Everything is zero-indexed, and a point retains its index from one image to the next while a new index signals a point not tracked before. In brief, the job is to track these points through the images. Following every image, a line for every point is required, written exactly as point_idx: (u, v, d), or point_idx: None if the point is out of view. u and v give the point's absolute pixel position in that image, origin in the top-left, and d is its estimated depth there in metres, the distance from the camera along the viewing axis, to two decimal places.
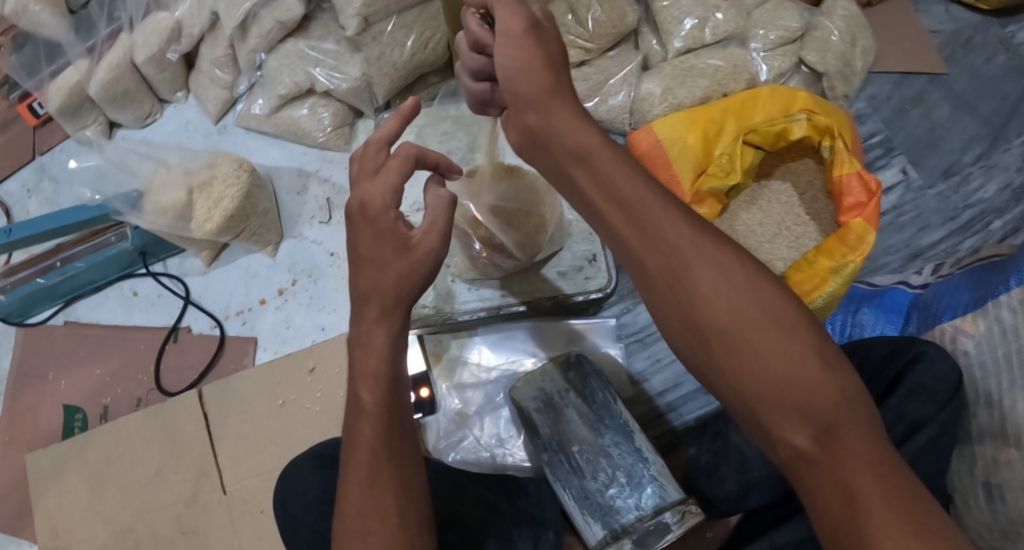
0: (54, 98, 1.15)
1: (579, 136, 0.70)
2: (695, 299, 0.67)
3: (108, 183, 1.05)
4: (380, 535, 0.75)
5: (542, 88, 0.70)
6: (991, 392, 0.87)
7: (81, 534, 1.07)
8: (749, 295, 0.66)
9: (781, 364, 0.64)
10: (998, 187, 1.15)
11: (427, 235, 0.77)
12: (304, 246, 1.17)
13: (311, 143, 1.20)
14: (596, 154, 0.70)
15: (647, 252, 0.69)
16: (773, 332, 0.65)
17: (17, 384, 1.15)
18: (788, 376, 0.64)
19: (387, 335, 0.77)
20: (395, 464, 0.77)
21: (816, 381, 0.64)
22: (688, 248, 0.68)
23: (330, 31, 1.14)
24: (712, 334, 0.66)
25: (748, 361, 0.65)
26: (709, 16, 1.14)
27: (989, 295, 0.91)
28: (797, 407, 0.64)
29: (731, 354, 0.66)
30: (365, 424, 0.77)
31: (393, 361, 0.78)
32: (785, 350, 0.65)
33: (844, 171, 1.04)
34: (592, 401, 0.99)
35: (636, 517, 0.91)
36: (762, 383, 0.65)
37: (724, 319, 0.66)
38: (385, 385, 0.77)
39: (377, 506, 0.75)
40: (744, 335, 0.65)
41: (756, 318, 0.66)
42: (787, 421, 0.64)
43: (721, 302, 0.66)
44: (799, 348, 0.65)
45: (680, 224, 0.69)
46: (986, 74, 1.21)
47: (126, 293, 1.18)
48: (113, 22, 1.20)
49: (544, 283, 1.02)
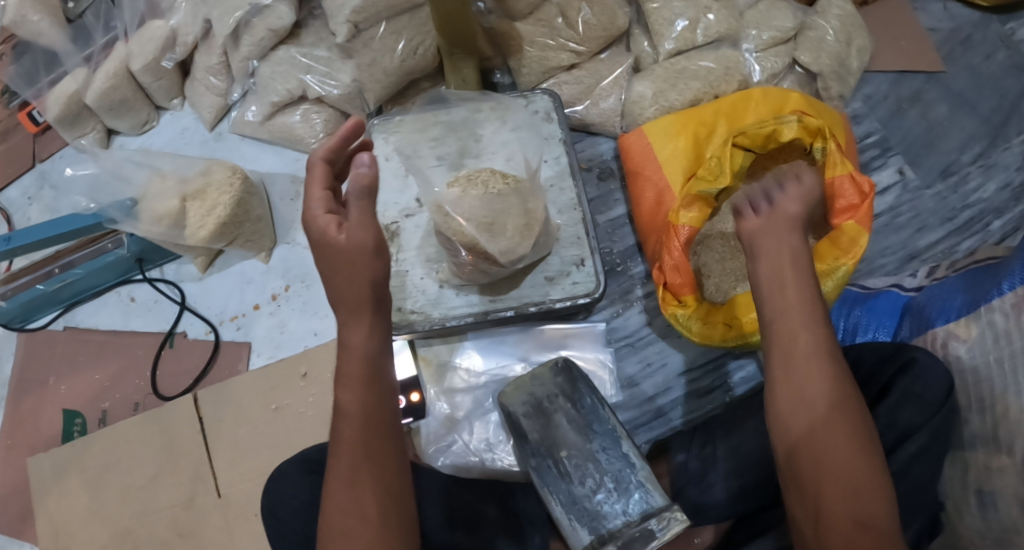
0: (52, 107, 1.17)
1: (782, 231, 0.80)
2: (803, 371, 0.74)
3: (103, 192, 1.07)
4: (361, 535, 0.76)
5: (790, 218, 0.82)
6: (983, 396, 0.85)
7: (80, 536, 1.09)
8: (847, 391, 0.74)
9: (845, 448, 0.72)
10: (997, 186, 1.13)
11: (353, 231, 0.78)
12: (298, 251, 1.19)
13: (304, 149, 1.21)
14: (784, 243, 0.80)
15: (789, 324, 0.76)
16: (853, 424, 0.73)
17: (19, 389, 1.17)
18: (851, 464, 0.72)
19: (361, 335, 0.79)
20: (375, 465, 0.78)
21: (868, 474, 0.71)
22: (823, 337, 0.76)
23: (322, 38, 1.16)
24: (805, 404, 0.74)
25: (823, 437, 0.73)
26: (701, 17, 1.13)
27: (983, 298, 0.89)
28: (846, 486, 0.71)
29: (816, 428, 0.73)
30: (346, 424, 0.78)
31: (373, 359, 0.79)
32: (823, 386, 0.74)
33: (836, 173, 1.01)
34: (581, 406, 0.99)
35: (623, 523, 0.90)
36: (832, 459, 0.72)
37: (818, 397, 0.74)
38: (363, 386, 0.78)
39: (358, 508, 0.76)
40: (796, 373, 0.75)
41: (844, 410, 0.73)
42: (835, 495, 0.71)
43: (826, 383, 0.74)
44: (866, 446, 0.72)
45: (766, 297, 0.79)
46: (985, 71, 1.19)
47: (124, 299, 1.20)
48: (110, 31, 1.22)
49: (533, 288, 1.02)
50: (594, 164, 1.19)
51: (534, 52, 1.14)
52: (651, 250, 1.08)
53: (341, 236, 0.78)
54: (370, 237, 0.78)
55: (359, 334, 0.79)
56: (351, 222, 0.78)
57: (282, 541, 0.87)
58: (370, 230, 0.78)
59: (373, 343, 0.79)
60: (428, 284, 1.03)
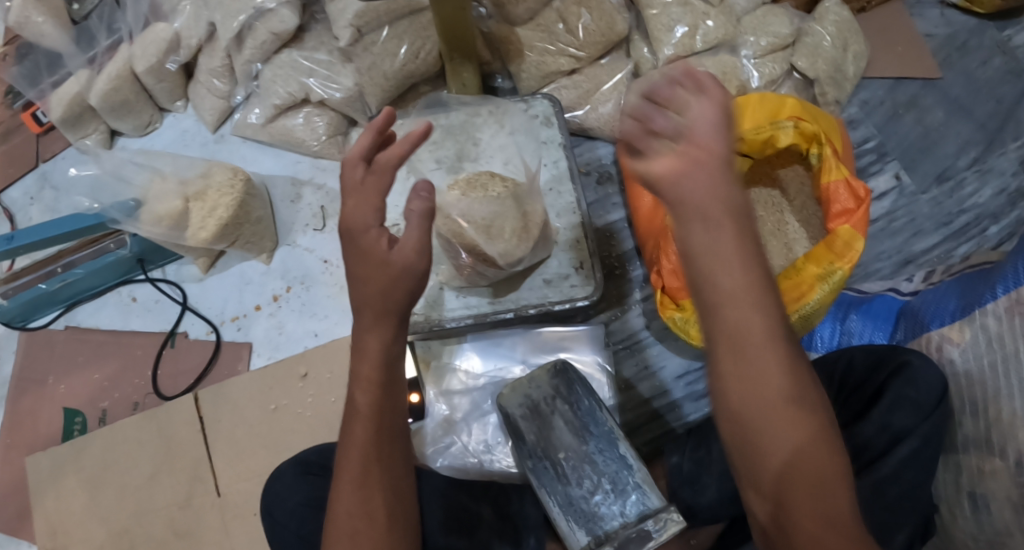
0: (55, 108, 1.18)
1: (715, 176, 0.63)
2: (753, 358, 0.65)
3: (105, 192, 1.08)
4: (368, 535, 0.77)
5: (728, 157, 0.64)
6: (976, 400, 0.86)
7: (78, 536, 1.09)
8: (804, 375, 0.66)
9: (788, 414, 0.65)
10: (992, 192, 1.14)
11: (405, 251, 0.75)
12: (298, 253, 1.19)
13: (305, 151, 1.22)
14: (723, 199, 0.63)
15: (741, 318, 0.64)
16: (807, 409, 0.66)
17: (18, 388, 1.17)
18: (812, 457, 0.66)
19: (382, 340, 0.76)
20: (386, 467, 0.78)
21: (833, 463, 0.66)
22: (777, 320, 0.65)
23: (323, 42, 1.17)
24: (744, 377, 0.65)
25: (786, 431, 0.65)
26: (699, 23, 1.14)
27: (975, 303, 0.90)
28: (816, 486, 0.65)
29: (774, 421, 0.65)
30: (359, 425, 0.77)
31: (390, 364, 0.78)
32: (770, 372, 0.65)
33: (832, 178, 1.03)
34: (578, 408, 0.99)
35: (620, 524, 0.91)
36: (795, 452, 0.65)
37: (776, 385, 0.65)
38: (380, 388, 0.77)
39: (365, 506, 0.77)
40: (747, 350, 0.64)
41: (802, 400, 0.66)
42: (806, 497, 0.65)
43: (781, 368, 0.65)
44: (824, 433, 0.66)
45: (726, 256, 0.63)
46: (982, 77, 1.20)
47: (124, 298, 1.20)
48: (113, 33, 1.23)
49: (532, 290, 1.02)
50: (592, 168, 1.20)
51: (534, 57, 1.15)
52: (649, 254, 1.09)
53: (392, 252, 0.75)
54: (422, 261, 0.76)
55: (379, 340, 0.76)
56: (406, 241, 0.76)
57: (282, 539, 0.88)
58: (423, 257, 0.76)
59: (395, 348, 0.78)
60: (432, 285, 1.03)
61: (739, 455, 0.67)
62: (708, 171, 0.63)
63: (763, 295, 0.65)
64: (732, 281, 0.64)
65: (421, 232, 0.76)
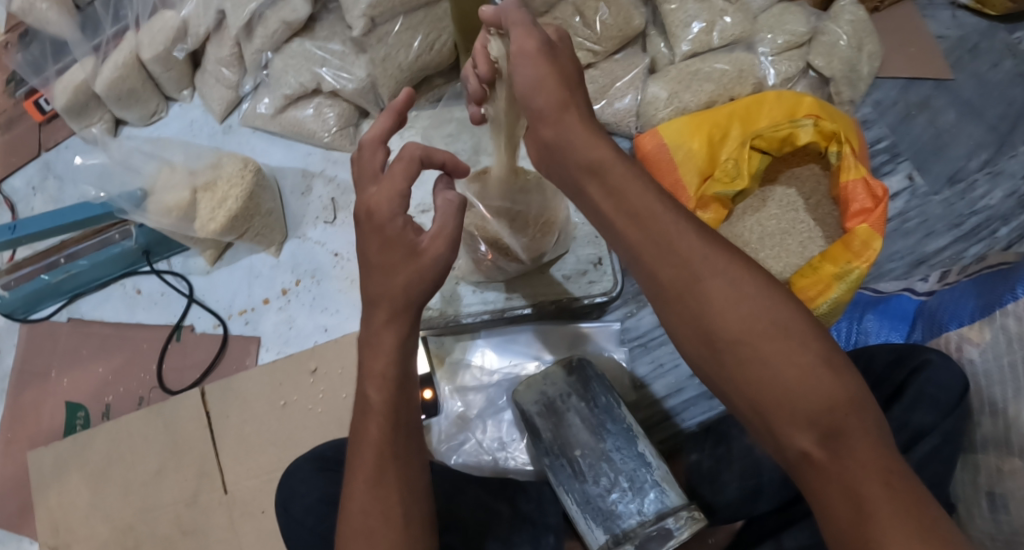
0: (60, 96, 1.15)
1: (573, 139, 0.73)
2: (694, 305, 0.69)
3: (113, 181, 1.05)
4: (383, 534, 0.73)
5: (556, 103, 0.73)
6: (995, 400, 0.86)
7: (81, 533, 1.07)
8: (762, 306, 0.67)
9: (760, 354, 0.66)
10: (1003, 194, 1.15)
11: (437, 243, 0.75)
12: (309, 246, 1.17)
13: (316, 143, 1.20)
14: (603, 161, 0.73)
15: (669, 272, 0.70)
16: (775, 341, 0.67)
17: (20, 381, 1.15)
18: (804, 393, 0.65)
19: (397, 335, 0.75)
20: (401, 464, 0.75)
21: (823, 388, 0.65)
22: (709, 261, 0.69)
23: (336, 32, 1.14)
24: (702, 329, 0.69)
25: (758, 368, 0.67)
26: (717, 20, 1.13)
27: (996, 303, 0.91)
28: (806, 415, 0.65)
29: (749, 363, 0.67)
30: (374, 423, 0.75)
31: (405, 359, 0.76)
32: (723, 316, 0.68)
33: (850, 177, 1.03)
34: (594, 404, 0.99)
35: (638, 522, 0.90)
36: (775, 387, 0.66)
37: (730, 326, 0.67)
38: (395, 384, 0.76)
39: (382, 506, 0.74)
40: (692, 301, 0.69)
41: (780, 336, 0.66)
42: (803, 428, 0.65)
43: (740, 313, 0.67)
44: (805, 358, 0.66)
45: (632, 219, 0.72)
46: (993, 79, 1.21)
47: (129, 291, 1.18)
48: (119, 20, 1.20)
49: (550, 286, 1.01)
50: None
51: None
52: None
53: (422, 240, 0.75)
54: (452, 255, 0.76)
55: (396, 332, 0.75)
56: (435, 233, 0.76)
57: (296, 537, 0.86)
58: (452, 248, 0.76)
59: (409, 345, 0.76)
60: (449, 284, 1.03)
61: (740, 408, 0.69)
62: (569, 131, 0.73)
63: (684, 243, 0.70)
64: (650, 241, 0.71)
65: (454, 224, 0.76)
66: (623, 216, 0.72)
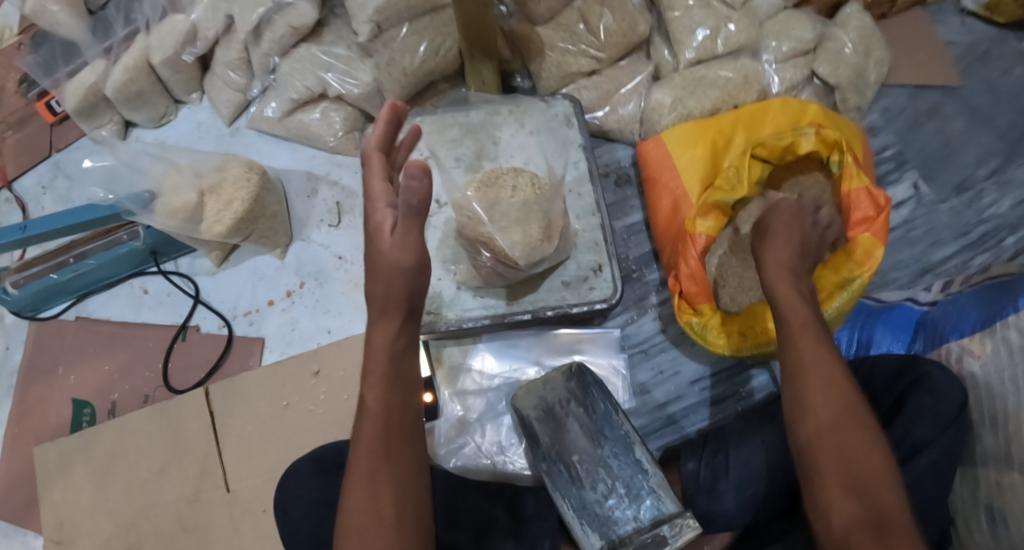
0: (71, 98, 1.17)
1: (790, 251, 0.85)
2: (793, 341, 0.80)
3: (120, 183, 1.07)
4: (377, 534, 0.72)
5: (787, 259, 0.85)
6: (996, 413, 0.86)
7: (85, 528, 1.08)
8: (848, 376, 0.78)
9: (838, 408, 0.76)
10: (1011, 202, 1.14)
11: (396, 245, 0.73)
12: (313, 249, 1.18)
13: (321, 146, 1.21)
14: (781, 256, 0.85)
15: (798, 314, 0.81)
16: (852, 407, 0.77)
17: (28, 377, 1.17)
18: (855, 441, 0.75)
19: (386, 335, 0.76)
20: (395, 465, 0.75)
21: (869, 459, 0.74)
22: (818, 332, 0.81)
23: (342, 36, 1.16)
24: (800, 365, 0.79)
25: (817, 409, 0.77)
26: (721, 27, 1.13)
27: (998, 315, 0.90)
28: (854, 480, 0.73)
29: (821, 405, 0.77)
30: (367, 425, 0.75)
31: (398, 358, 0.76)
32: (822, 370, 0.78)
33: (853, 186, 1.03)
34: (593, 411, 0.99)
35: (634, 529, 0.91)
36: (835, 445, 0.75)
37: (813, 373, 0.78)
38: (386, 385, 0.75)
39: (375, 504, 0.73)
40: (790, 346, 0.80)
41: (847, 396, 0.77)
42: (844, 488, 0.73)
43: (832, 369, 0.78)
44: (868, 436, 0.75)
45: (792, 290, 0.83)
46: (1003, 87, 1.19)
47: (136, 290, 1.19)
48: (130, 23, 1.21)
49: (550, 293, 1.02)
50: (611, 170, 1.19)
51: (555, 56, 1.15)
52: (667, 258, 1.09)
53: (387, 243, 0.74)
54: (411, 256, 0.73)
55: (386, 333, 0.75)
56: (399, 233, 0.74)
57: (292, 538, 0.85)
58: (411, 252, 0.73)
59: (399, 343, 0.76)
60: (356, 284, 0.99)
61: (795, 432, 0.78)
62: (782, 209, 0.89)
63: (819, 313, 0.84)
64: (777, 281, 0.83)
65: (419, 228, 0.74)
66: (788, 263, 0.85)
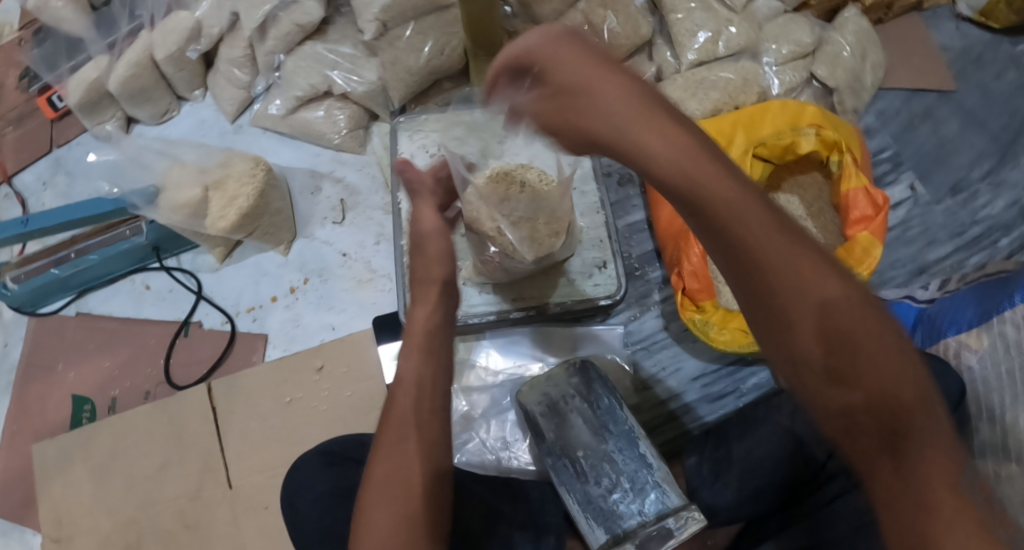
0: (73, 93, 1.17)
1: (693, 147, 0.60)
2: (759, 279, 0.60)
3: (125, 177, 1.07)
4: (403, 502, 0.68)
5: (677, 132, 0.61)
6: (993, 407, 0.88)
7: (84, 525, 1.07)
8: (844, 299, 0.59)
9: (833, 352, 0.58)
10: (1006, 204, 1.16)
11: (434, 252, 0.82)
12: (316, 245, 1.19)
13: (326, 144, 1.22)
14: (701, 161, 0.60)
15: (750, 229, 0.60)
16: (858, 376, 0.58)
17: (27, 374, 1.16)
18: (864, 394, 0.58)
19: (425, 311, 0.79)
20: (426, 435, 0.72)
21: (889, 408, 0.57)
22: (783, 247, 0.59)
23: (347, 34, 1.16)
24: (780, 314, 0.59)
25: (813, 364, 0.59)
26: (722, 29, 1.16)
27: (994, 310, 0.92)
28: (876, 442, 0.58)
29: (811, 356, 0.59)
30: (400, 393, 0.74)
31: (436, 332, 0.77)
32: (800, 306, 0.59)
33: (851, 186, 1.05)
34: (597, 406, 1.00)
35: (639, 523, 0.92)
36: (837, 408, 0.58)
37: (792, 317, 0.59)
38: (422, 356, 0.76)
39: (403, 470, 0.70)
40: (764, 282, 0.60)
41: (844, 331, 0.58)
42: (869, 457, 0.58)
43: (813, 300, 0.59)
44: (885, 370, 0.58)
45: (738, 201, 0.60)
46: (997, 90, 1.22)
47: (138, 287, 1.19)
48: (135, 19, 1.22)
49: (554, 289, 1.03)
50: (613, 169, 1.21)
51: None
52: (668, 257, 1.09)
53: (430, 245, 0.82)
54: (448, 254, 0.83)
55: (424, 310, 0.79)
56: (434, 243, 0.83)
57: (301, 529, 0.85)
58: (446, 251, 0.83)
59: (436, 318, 0.79)
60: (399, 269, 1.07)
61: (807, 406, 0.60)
62: (604, 118, 0.61)
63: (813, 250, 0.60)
64: (713, 196, 0.60)
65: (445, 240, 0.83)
66: (707, 214, 0.60)
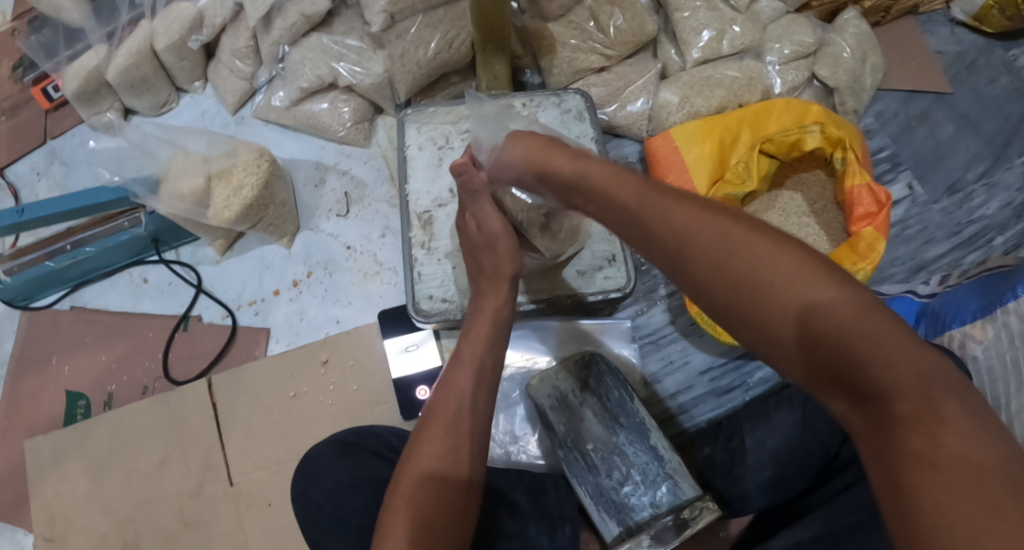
0: (71, 82, 1.14)
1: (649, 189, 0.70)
2: (726, 287, 0.64)
3: (129, 165, 1.04)
4: (448, 485, 0.72)
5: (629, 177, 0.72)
6: (998, 396, 0.90)
7: (79, 524, 1.04)
8: (817, 284, 0.60)
9: (812, 336, 0.60)
10: (1000, 204, 1.19)
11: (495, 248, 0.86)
12: (321, 238, 1.18)
13: (330, 137, 1.21)
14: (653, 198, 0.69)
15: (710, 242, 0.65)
16: (849, 379, 0.58)
17: (19, 369, 1.12)
18: (847, 376, 0.58)
19: (496, 302, 0.84)
20: (476, 420, 0.75)
21: (876, 386, 0.57)
22: (749, 251, 0.63)
23: (354, 27, 1.14)
24: (754, 314, 0.63)
25: (795, 353, 0.61)
26: (727, 29, 1.16)
27: (996, 302, 0.95)
28: (875, 423, 0.57)
29: (791, 350, 0.61)
30: (459, 373, 0.78)
31: (501, 322, 0.83)
32: (772, 299, 0.62)
33: (855, 182, 1.06)
34: (608, 400, 0.99)
35: (651, 515, 0.91)
36: (831, 392, 0.60)
37: (765, 315, 0.62)
38: (485, 344, 0.80)
39: (457, 452, 0.73)
40: (734, 288, 0.64)
41: (823, 317, 0.59)
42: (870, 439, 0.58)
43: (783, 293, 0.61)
44: (872, 344, 0.57)
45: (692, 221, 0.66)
46: (990, 94, 1.25)
47: (135, 280, 1.17)
48: (135, 8, 1.19)
49: (564, 282, 1.02)
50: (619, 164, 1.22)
51: (566, 53, 1.17)
52: None
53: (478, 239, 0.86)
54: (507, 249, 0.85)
55: (496, 300, 0.84)
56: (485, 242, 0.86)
57: (316, 522, 0.84)
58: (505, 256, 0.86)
59: (503, 311, 0.84)
60: (443, 266, 1.03)
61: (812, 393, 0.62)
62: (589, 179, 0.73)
63: (800, 259, 0.62)
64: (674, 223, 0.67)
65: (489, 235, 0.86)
66: (668, 243, 0.68)
